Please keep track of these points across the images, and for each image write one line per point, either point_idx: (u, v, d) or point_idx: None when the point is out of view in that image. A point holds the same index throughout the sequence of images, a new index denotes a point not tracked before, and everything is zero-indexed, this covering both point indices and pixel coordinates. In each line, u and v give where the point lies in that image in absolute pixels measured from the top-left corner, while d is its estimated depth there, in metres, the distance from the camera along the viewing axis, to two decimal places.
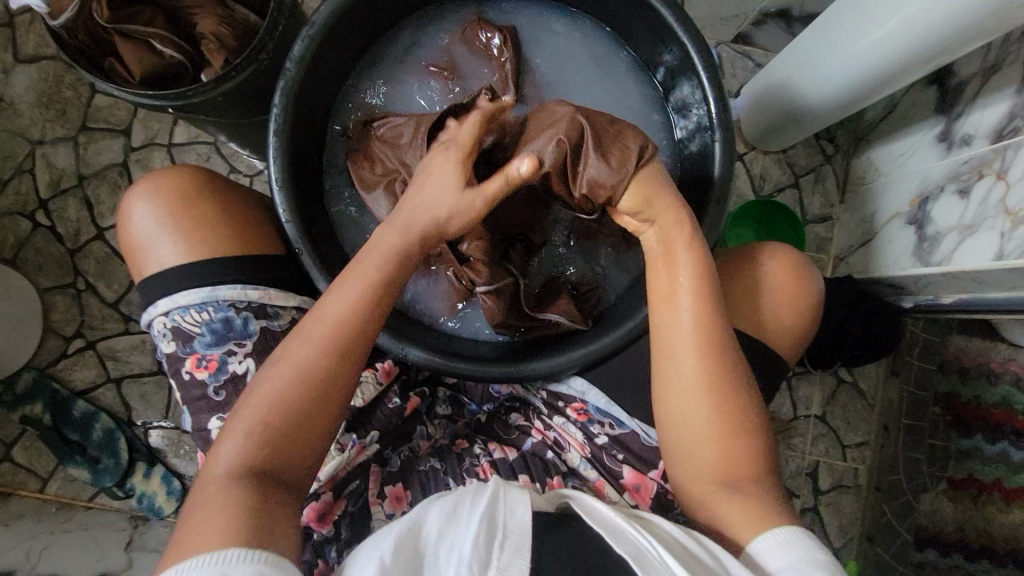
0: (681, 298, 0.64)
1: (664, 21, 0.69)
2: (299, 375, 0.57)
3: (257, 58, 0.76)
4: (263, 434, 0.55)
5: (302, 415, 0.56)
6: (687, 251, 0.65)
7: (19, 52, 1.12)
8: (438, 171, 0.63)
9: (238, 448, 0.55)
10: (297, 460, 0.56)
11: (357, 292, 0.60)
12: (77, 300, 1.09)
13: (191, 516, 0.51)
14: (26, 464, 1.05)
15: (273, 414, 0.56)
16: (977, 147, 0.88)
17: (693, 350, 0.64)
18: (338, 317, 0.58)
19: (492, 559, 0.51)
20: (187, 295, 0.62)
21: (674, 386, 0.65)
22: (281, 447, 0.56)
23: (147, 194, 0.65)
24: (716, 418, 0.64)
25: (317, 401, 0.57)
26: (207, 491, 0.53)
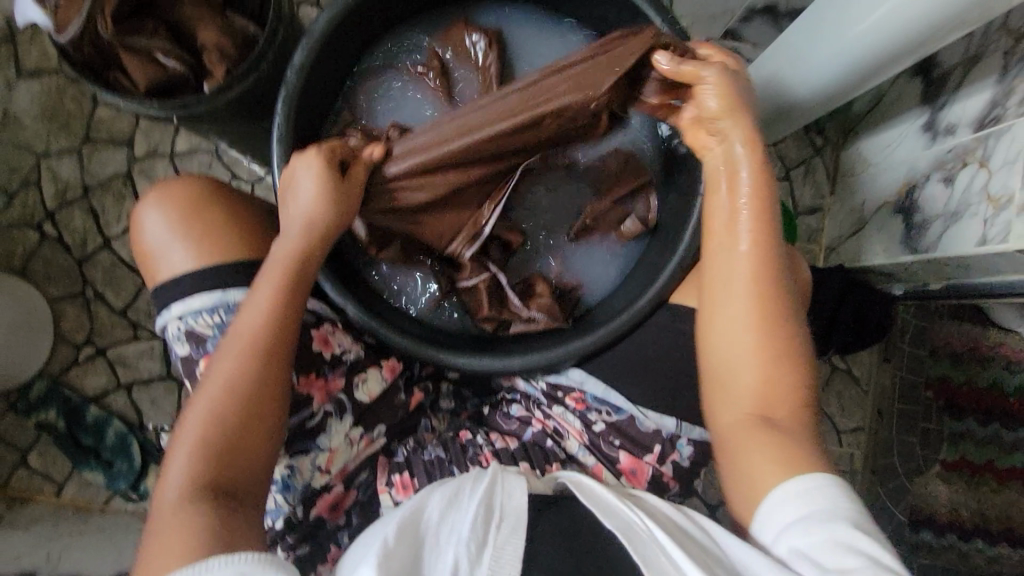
0: (743, 224, 0.65)
1: (650, 23, 0.71)
2: (231, 384, 0.60)
3: (257, 68, 0.78)
4: (205, 446, 0.58)
5: (237, 421, 0.59)
6: (746, 190, 0.66)
7: (21, 67, 1.14)
8: (307, 177, 0.64)
9: (187, 467, 0.57)
10: (246, 463, 0.59)
11: (269, 297, 0.63)
12: (86, 308, 1.12)
13: (157, 538, 0.54)
14: (41, 469, 1.08)
15: (212, 425, 0.59)
16: (961, 136, 0.90)
17: (752, 268, 0.65)
18: (255, 324, 0.62)
19: (489, 539, 0.58)
20: (200, 299, 0.64)
21: (730, 301, 0.65)
22: (226, 455, 0.59)
23: (159, 202, 0.67)
24: (764, 352, 0.64)
25: (251, 403, 0.60)
26: (166, 511, 0.55)
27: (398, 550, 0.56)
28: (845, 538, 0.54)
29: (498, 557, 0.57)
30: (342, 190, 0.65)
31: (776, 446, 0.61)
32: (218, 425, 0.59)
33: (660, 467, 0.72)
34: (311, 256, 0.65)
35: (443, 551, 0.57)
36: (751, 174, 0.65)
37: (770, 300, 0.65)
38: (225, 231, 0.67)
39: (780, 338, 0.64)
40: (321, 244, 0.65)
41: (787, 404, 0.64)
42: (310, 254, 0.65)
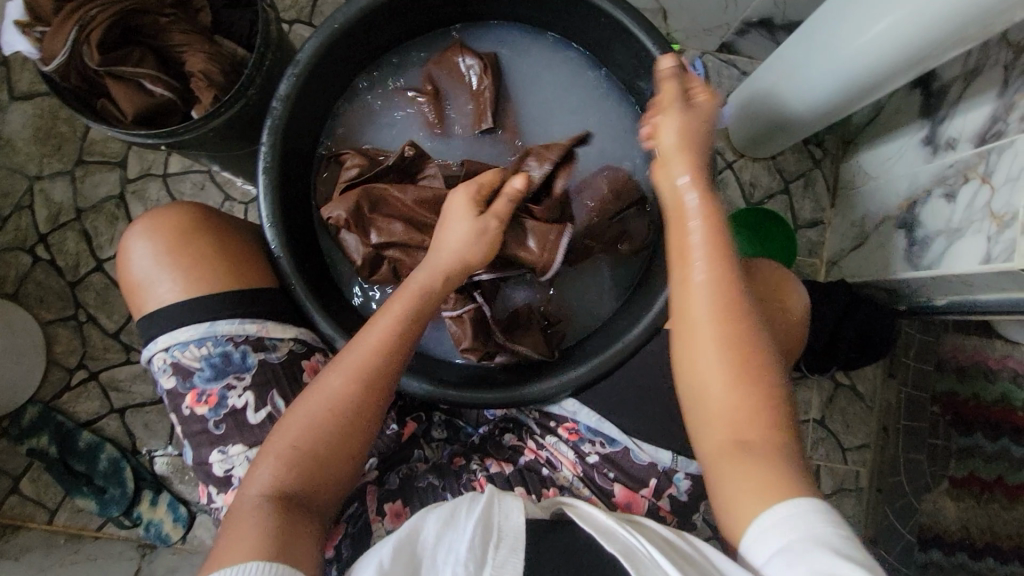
0: (695, 255, 0.64)
1: (643, 46, 0.70)
2: (336, 403, 0.59)
3: (246, 95, 0.77)
4: (296, 463, 0.57)
5: (331, 447, 0.59)
6: (695, 212, 0.65)
7: (14, 90, 1.14)
8: (453, 214, 0.67)
9: (273, 472, 0.57)
10: (326, 491, 0.58)
11: (388, 323, 0.62)
12: (79, 331, 1.11)
13: (226, 536, 0.53)
14: (34, 496, 1.07)
15: (308, 437, 0.58)
16: (962, 150, 0.88)
17: (710, 303, 0.62)
18: (374, 348, 0.61)
19: (487, 558, 0.54)
20: (186, 331, 0.63)
21: (693, 335, 0.62)
22: (311, 478, 0.58)
23: (147, 233, 0.66)
24: (737, 372, 0.61)
25: (347, 436, 0.59)
26: (241, 513, 0.54)
27: (394, 570, 0.53)
28: (826, 566, 0.49)
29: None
30: (490, 232, 0.67)
31: (766, 474, 0.57)
32: (311, 443, 0.58)
33: (658, 501, 0.70)
34: (436, 294, 0.65)
35: (440, 570, 0.54)
36: (699, 197, 0.65)
37: (731, 318, 0.62)
38: (213, 261, 0.66)
39: (750, 355, 0.61)
40: (447, 284, 0.66)
41: (763, 424, 0.60)
42: (434, 290, 0.65)
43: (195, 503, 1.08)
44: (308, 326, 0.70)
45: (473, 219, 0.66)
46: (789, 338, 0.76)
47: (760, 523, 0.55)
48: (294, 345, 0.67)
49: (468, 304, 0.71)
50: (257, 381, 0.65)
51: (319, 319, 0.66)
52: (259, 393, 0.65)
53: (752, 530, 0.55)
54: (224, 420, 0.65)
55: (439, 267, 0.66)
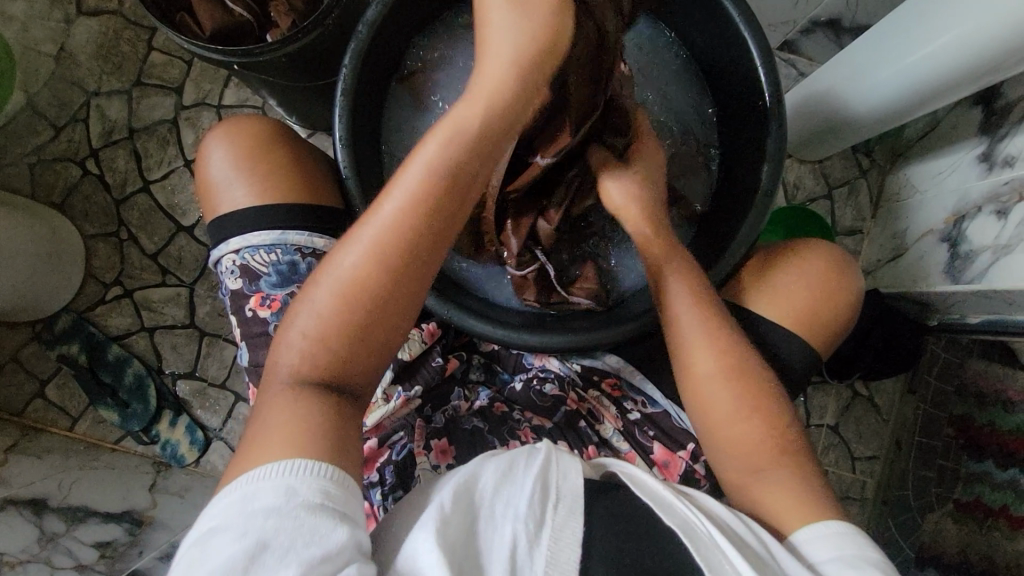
0: (677, 295, 0.66)
1: (727, 18, 0.69)
2: (360, 272, 0.54)
3: (323, 24, 0.77)
4: (323, 339, 0.54)
5: (359, 319, 0.54)
6: (670, 252, 0.68)
7: (83, 5, 1.15)
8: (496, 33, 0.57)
9: (303, 350, 0.54)
10: (362, 363, 0.55)
11: (418, 181, 0.55)
12: (119, 248, 1.13)
13: (263, 417, 0.52)
14: (58, 402, 1.09)
15: (333, 311, 0.53)
16: (1019, 168, 0.87)
17: (702, 341, 0.65)
18: (403, 210, 0.54)
19: (547, 519, 0.52)
20: (259, 235, 0.64)
21: (694, 380, 0.66)
22: (341, 356, 0.54)
23: (225, 138, 0.67)
24: (734, 395, 0.64)
25: (381, 298, 0.54)
26: (272, 399, 0.53)
27: (453, 520, 0.51)
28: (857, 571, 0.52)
29: (557, 539, 0.51)
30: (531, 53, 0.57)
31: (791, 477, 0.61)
32: (341, 314, 0.54)
33: (693, 464, 0.71)
34: (480, 143, 0.57)
35: (499, 524, 0.52)
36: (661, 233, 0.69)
37: (723, 349, 0.65)
38: (286, 174, 0.67)
39: (744, 377, 0.65)
40: (497, 120, 0.57)
41: (776, 440, 0.64)
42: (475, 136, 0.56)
43: (213, 429, 1.10)
44: None
45: (512, 29, 0.57)
46: (834, 320, 0.75)
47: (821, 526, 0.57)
48: None
49: (532, 263, 0.73)
50: None
51: None
52: None
53: (807, 530, 0.57)
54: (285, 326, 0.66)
55: (484, 101, 0.57)
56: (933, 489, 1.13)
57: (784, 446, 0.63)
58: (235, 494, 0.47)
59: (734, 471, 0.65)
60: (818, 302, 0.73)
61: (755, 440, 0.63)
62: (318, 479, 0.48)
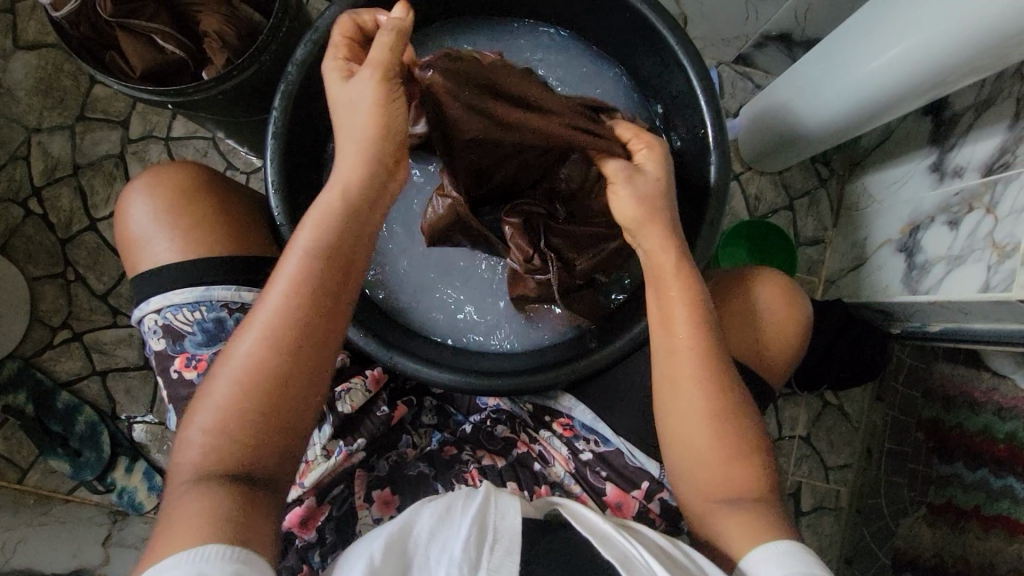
0: (677, 322, 0.63)
1: (667, 46, 0.69)
2: (240, 371, 0.56)
3: (259, 59, 0.75)
4: (226, 430, 0.55)
5: (258, 411, 0.55)
6: (675, 276, 0.64)
7: (20, 39, 1.11)
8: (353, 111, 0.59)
9: (197, 451, 0.55)
10: (261, 455, 0.56)
11: (287, 279, 0.57)
12: (66, 290, 1.08)
13: (166, 523, 0.52)
14: (5, 454, 1.04)
15: (224, 410, 0.55)
16: (969, 179, 0.88)
17: (694, 376, 0.63)
18: (276, 306, 0.57)
19: (483, 562, 0.50)
20: (181, 293, 0.62)
21: (678, 414, 0.64)
22: (236, 446, 0.55)
23: (146, 190, 0.65)
24: (711, 429, 0.63)
25: (266, 390, 0.56)
26: (179, 496, 0.53)
27: (384, 570, 0.49)
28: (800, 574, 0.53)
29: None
30: (392, 118, 0.59)
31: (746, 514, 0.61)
32: (229, 410, 0.55)
33: (648, 503, 0.70)
34: (345, 233, 0.59)
35: (434, 570, 0.50)
36: (678, 258, 0.64)
37: (715, 384, 0.63)
38: (214, 224, 0.65)
39: (723, 409, 0.63)
40: (349, 219, 0.59)
41: (735, 467, 0.63)
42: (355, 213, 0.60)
43: None
44: None
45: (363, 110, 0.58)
46: (783, 348, 0.74)
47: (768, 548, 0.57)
48: None
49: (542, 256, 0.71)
50: None
51: None
52: None
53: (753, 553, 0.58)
54: None
55: (343, 195, 0.60)
56: (906, 495, 1.13)
57: (746, 482, 0.63)
58: None
59: (697, 496, 0.64)
60: (770, 331, 0.73)
61: (717, 467, 0.63)
62: (229, 564, 0.49)
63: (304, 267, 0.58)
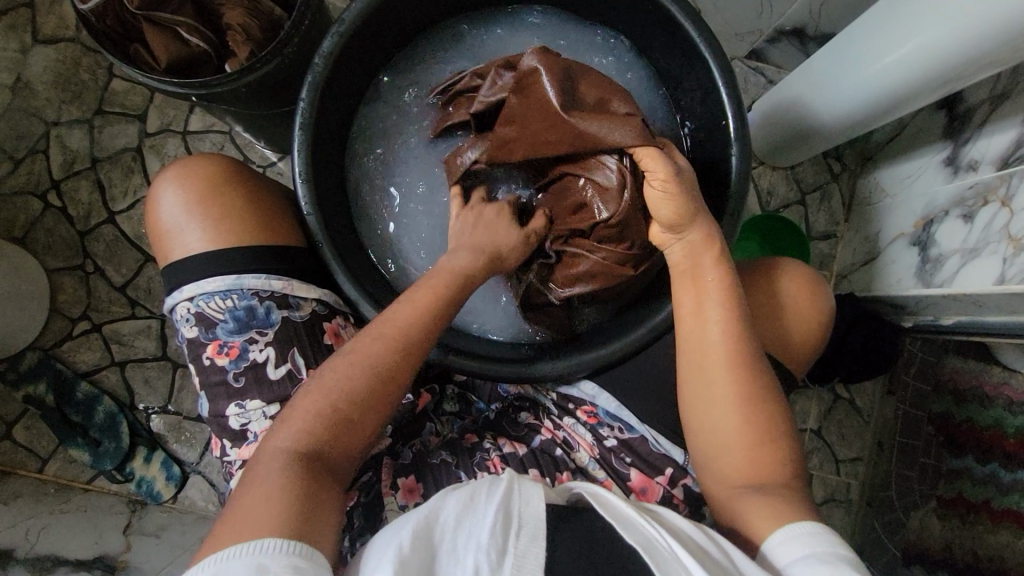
0: (710, 310, 0.65)
1: (688, 38, 0.69)
2: (365, 368, 0.60)
3: (283, 52, 0.76)
4: (328, 420, 0.58)
5: (366, 409, 0.60)
6: (713, 269, 0.66)
7: (38, 33, 1.12)
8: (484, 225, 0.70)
9: (297, 431, 0.57)
10: (349, 450, 0.59)
11: (424, 304, 0.64)
12: (85, 281, 1.10)
13: (250, 485, 0.53)
14: (27, 444, 1.06)
15: (335, 401, 0.59)
16: (983, 172, 0.89)
17: (727, 362, 0.64)
18: (407, 321, 0.63)
19: (509, 547, 0.51)
20: (213, 282, 0.63)
21: (706, 401, 0.65)
22: (337, 436, 0.58)
23: (177, 180, 0.66)
24: (740, 414, 0.64)
25: (381, 393, 0.61)
26: (262, 467, 0.55)
27: (412, 561, 0.50)
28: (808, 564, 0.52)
29: (519, 566, 0.50)
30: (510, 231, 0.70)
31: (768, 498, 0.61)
32: (344, 403, 0.59)
33: (671, 489, 0.71)
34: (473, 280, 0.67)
35: (461, 557, 0.51)
36: (705, 245, 0.66)
37: (745, 369, 0.64)
38: (243, 214, 0.66)
39: (752, 396, 0.64)
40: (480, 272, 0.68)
41: (758, 452, 0.63)
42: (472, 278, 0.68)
43: (189, 463, 1.07)
44: (330, 289, 0.70)
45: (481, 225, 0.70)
46: (802, 340, 0.75)
47: (805, 529, 0.56)
48: (317, 306, 0.67)
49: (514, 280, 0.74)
50: (280, 337, 0.65)
51: (343, 279, 0.66)
52: (281, 348, 0.65)
53: (788, 527, 0.57)
54: (244, 373, 0.64)
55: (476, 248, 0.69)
56: (918, 487, 1.13)
57: (771, 468, 0.63)
58: (211, 567, 0.46)
59: (720, 479, 0.65)
60: (790, 322, 0.74)
61: (742, 449, 0.64)
62: (286, 557, 0.47)
63: (442, 302, 0.65)
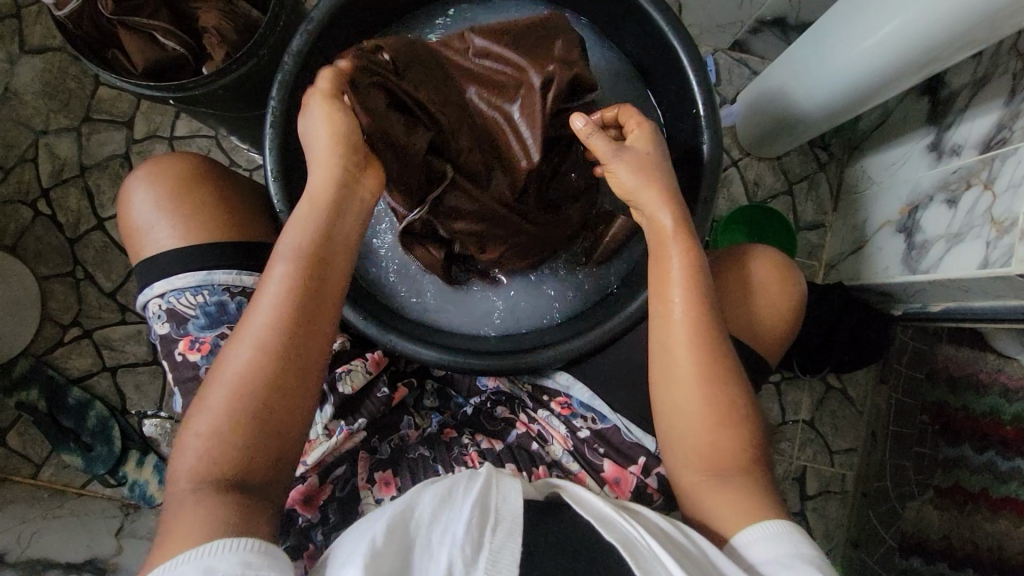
0: (673, 290, 0.65)
1: (658, 27, 0.69)
2: (233, 380, 0.56)
3: (258, 53, 0.76)
4: (217, 444, 0.54)
5: (250, 418, 0.55)
6: (678, 244, 0.65)
7: (26, 44, 1.13)
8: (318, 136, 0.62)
9: (194, 463, 0.54)
10: (257, 462, 0.55)
11: (278, 290, 0.58)
12: (76, 288, 1.10)
13: (166, 531, 0.52)
14: (20, 450, 1.07)
15: (213, 424, 0.55)
16: (966, 157, 0.88)
17: (687, 342, 0.64)
18: (267, 316, 0.57)
19: (485, 542, 0.51)
20: (184, 278, 0.63)
21: (668, 382, 0.65)
22: (235, 455, 0.55)
23: (148, 180, 0.67)
24: (704, 399, 0.64)
25: (264, 397, 0.56)
26: (177, 506, 0.53)
27: (384, 555, 0.49)
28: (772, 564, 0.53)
29: (495, 562, 0.50)
30: (347, 135, 0.61)
31: (744, 487, 0.61)
32: (228, 420, 0.55)
33: (646, 478, 0.71)
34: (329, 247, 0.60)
35: (435, 553, 0.50)
36: (675, 223, 0.65)
37: (708, 350, 0.64)
38: (213, 213, 0.66)
39: (717, 378, 0.64)
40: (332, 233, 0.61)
41: (728, 438, 0.63)
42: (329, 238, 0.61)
43: None
44: None
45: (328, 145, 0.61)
46: (776, 327, 0.74)
47: (790, 527, 0.57)
48: None
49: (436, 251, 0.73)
50: None
51: None
52: None
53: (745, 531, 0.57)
54: None
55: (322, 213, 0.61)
56: (912, 477, 1.12)
57: (743, 452, 0.63)
58: None
59: (690, 472, 0.64)
60: (762, 311, 0.73)
61: (709, 433, 0.63)
62: (236, 555, 0.49)
63: (298, 278, 0.58)
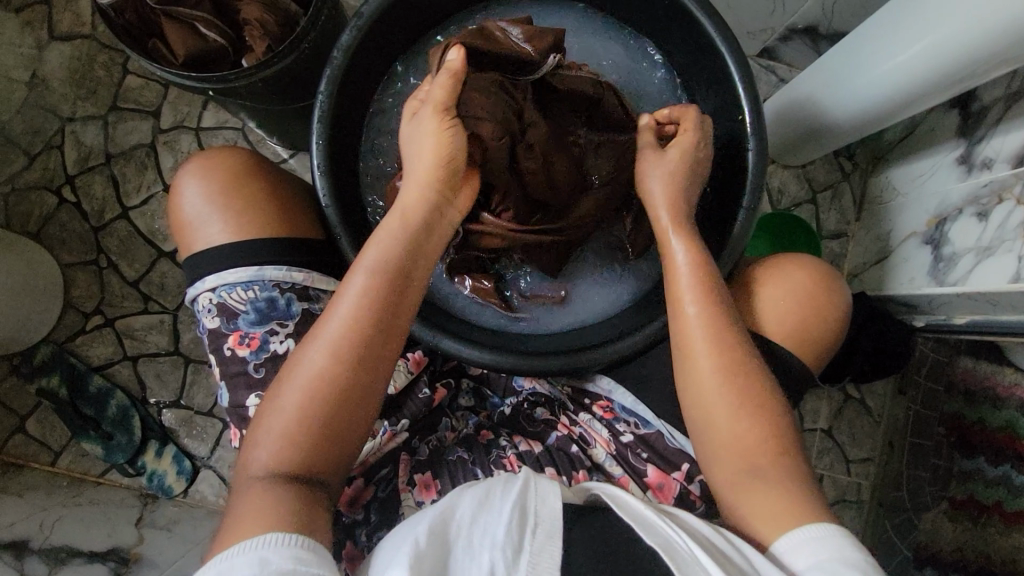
0: (687, 295, 0.66)
1: (704, 30, 0.70)
2: (312, 375, 0.58)
3: (299, 46, 0.76)
4: (293, 436, 0.57)
5: (327, 413, 0.58)
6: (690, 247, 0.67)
7: (54, 30, 1.13)
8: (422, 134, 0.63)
9: (269, 455, 0.57)
10: (328, 456, 0.58)
11: (361, 288, 0.60)
12: (99, 276, 1.10)
13: (235, 518, 0.54)
14: (40, 437, 1.06)
15: (291, 416, 0.57)
16: (998, 171, 0.88)
17: (708, 345, 0.65)
18: (350, 314, 0.59)
19: (525, 545, 0.51)
20: (234, 273, 0.64)
21: (689, 388, 0.66)
22: (310, 448, 0.57)
23: (200, 173, 0.67)
24: (734, 409, 0.64)
25: (341, 393, 0.58)
26: (246, 492, 0.55)
27: (427, 557, 0.49)
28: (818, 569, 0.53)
29: (535, 564, 0.50)
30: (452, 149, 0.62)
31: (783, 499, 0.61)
32: (304, 414, 0.57)
33: (688, 485, 0.71)
34: (414, 246, 0.63)
35: (476, 555, 0.51)
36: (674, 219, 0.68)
37: (731, 354, 0.65)
38: (263, 208, 0.67)
39: (744, 372, 0.64)
40: (421, 232, 0.63)
41: (766, 448, 0.63)
42: (412, 237, 0.63)
43: (200, 458, 1.08)
44: None
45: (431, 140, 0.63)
46: (821, 335, 0.75)
47: (840, 531, 0.56)
48: None
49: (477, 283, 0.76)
50: (300, 330, 0.66)
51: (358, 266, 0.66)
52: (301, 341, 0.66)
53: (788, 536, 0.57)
54: (265, 364, 0.65)
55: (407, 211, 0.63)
56: (928, 488, 1.12)
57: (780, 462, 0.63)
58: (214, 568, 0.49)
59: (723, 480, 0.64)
60: (808, 320, 0.74)
61: (745, 443, 0.63)
62: (290, 550, 0.50)
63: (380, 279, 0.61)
